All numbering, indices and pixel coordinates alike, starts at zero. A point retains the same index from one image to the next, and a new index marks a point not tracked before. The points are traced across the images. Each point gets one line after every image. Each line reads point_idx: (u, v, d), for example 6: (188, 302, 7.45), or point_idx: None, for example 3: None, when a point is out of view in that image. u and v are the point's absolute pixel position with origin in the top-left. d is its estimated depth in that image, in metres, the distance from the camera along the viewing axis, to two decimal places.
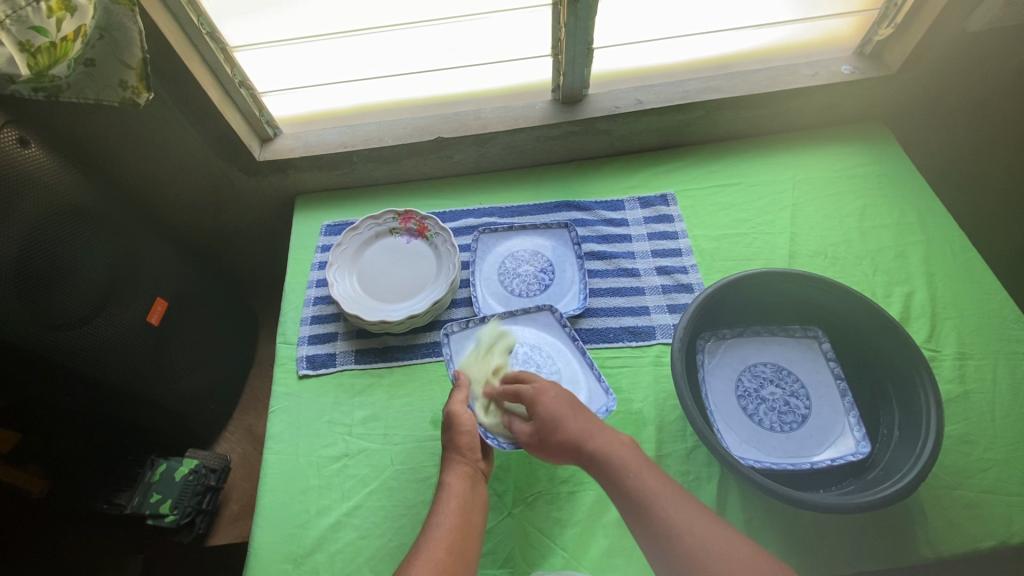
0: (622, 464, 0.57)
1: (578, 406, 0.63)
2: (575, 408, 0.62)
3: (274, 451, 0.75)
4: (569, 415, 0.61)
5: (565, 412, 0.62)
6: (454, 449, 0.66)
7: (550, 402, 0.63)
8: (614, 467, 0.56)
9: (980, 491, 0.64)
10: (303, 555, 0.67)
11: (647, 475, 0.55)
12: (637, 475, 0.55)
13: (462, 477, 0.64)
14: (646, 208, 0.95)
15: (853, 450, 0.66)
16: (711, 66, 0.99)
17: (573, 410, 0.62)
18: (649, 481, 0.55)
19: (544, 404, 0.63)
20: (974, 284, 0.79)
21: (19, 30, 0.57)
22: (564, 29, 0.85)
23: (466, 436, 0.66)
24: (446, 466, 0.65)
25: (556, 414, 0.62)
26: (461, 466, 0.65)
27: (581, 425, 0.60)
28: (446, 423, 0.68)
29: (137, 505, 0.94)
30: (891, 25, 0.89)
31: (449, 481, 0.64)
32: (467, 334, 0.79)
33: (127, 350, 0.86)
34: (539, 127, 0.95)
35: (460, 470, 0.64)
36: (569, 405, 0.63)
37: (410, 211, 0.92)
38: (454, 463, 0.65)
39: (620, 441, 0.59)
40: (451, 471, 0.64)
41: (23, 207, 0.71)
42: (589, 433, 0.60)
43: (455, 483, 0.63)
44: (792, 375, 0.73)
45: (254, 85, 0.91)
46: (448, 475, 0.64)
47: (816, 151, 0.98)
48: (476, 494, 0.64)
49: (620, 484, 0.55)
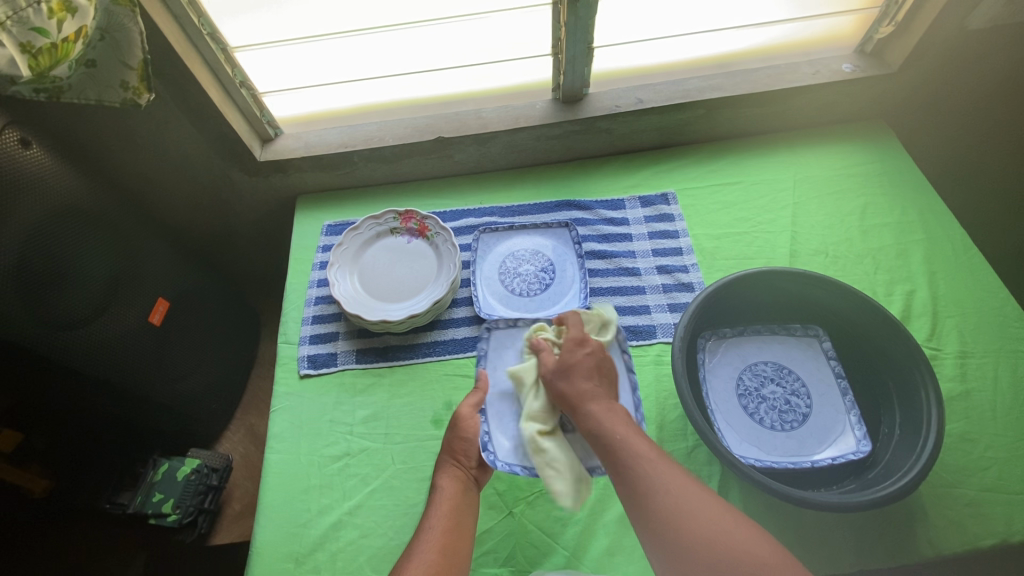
0: (611, 425, 0.60)
1: (603, 374, 0.67)
2: (598, 372, 0.67)
3: (275, 450, 0.75)
4: (591, 373, 0.66)
5: (584, 370, 0.66)
6: (450, 452, 0.67)
7: (581, 355, 0.68)
8: (601, 425, 0.60)
9: (980, 490, 0.64)
10: (304, 554, 0.67)
11: (634, 438, 0.58)
12: (625, 437, 0.59)
13: (455, 480, 0.65)
14: (646, 207, 0.95)
15: (853, 448, 0.66)
16: (712, 65, 0.99)
17: (593, 374, 0.66)
18: (634, 443, 0.58)
19: (573, 354, 0.68)
20: (975, 283, 0.79)
21: (20, 31, 0.57)
22: (563, 28, 0.85)
23: (463, 441, 0.67)
24: (440, 468, 0.66)
25: (577, 366, 0.67)
26: (455, 469, 0.66)
27: (592, 386, 0.65)
28: (452, 422, 0.69)
29: (138, 504, 0.95)
30: (892, 23, 0.89)
31: (442, 483, 0.64)
32: (512, 333, 0.79)
33: (129, 349, 0.86)
34: (539, 127, 0.96)
35: (453, 473, 0.65)
36: (593, 368, 0.67)
37: (411, 211, 0.92)
38: (447, 466, 0.66)
39: (614, 411, 0.62)
40: (445, 474, 0.65)
41: (26, 207, 0.71)
42: (592, 395, 0.64)
43: (449, 485, 0.64)
44: (793, 374, 0.73)
45: (254, 85, 0.91)
46: (441, 478, 0.65)
47: (817, 150, 0.98)
48: (468, 498, 0.64)
49: (605, 442, 0.59)
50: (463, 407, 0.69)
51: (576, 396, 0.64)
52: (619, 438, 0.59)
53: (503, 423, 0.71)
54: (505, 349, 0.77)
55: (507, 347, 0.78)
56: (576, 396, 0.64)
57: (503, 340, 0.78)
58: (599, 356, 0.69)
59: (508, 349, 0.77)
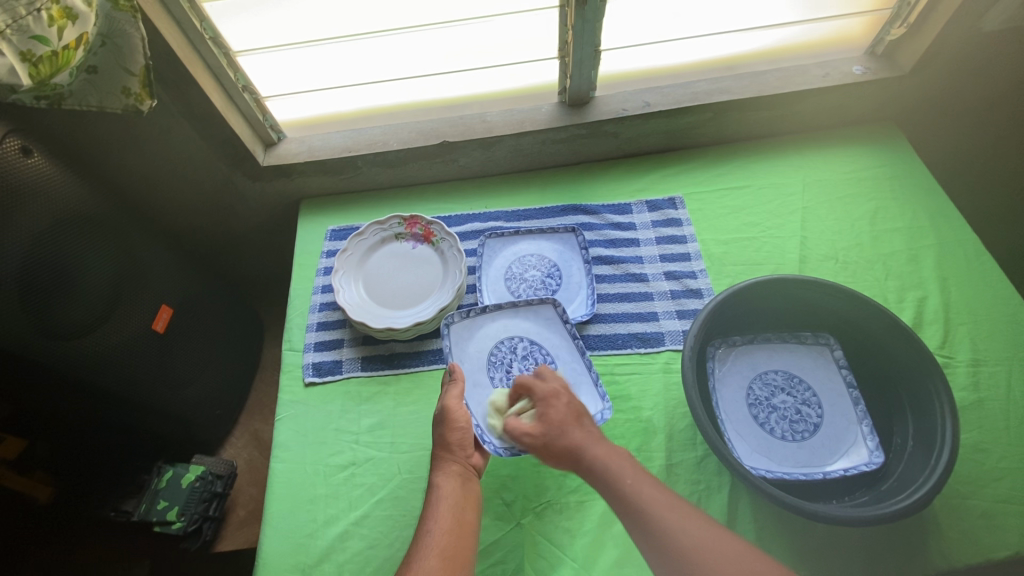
0: (617, 468, 0.57)
1: (587, 418, 0.63)
2: (584, 418, 0.63)
3: (281, 459, 0.75)
4: (576, 422, 0.62)
5: (569, 420, 0.62)
6: (443, 447, 0.66)
7: (559, 407, 0.63)
8: (609, 471, 0.57)
9: (994, 501, 0.63)
10: (311, 565, 0.66)
11: (640, 478, 0.56)
12: (634, 483, 0.56)
13: (451, 474, 0.64)
14: (654, 211, 0.94)
15: (866, 460, 0.65)
16: (721, 67, 0.97)
17: (580, 420, 0.62)
18: (642, 487, 0.55)
19: (554, 411, 0.63)
20: (988, 289, 0.78)
21: (20, 40, 0.56)
22: (571, 31, 0.83)
23: (456, 433, 0.66)
24: (436, 466, 0.65)
25: (562, 421, 0.62)
26: (451, 464, 0.65)
27: (583, 432, 0.61)
28: (438, 417, 0.67)
29: (143, 512, 0.95)
30: (904, 25, 0.88)
31: (439, 480, 0.63)
32: (467, 323, 0.78)
33: (130, 359, 0.85)
34: (546, 131, 0.94)
35: (450, 470, 0.64)
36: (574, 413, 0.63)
37: (416, 216, 0.92)
38: (444, 463, 0.65)
39: (618, 451, 0.59)
40: (441, 472, 0.64)
41: (27, 217, 0.70)
42: (591, 441, 0.60)
43: (447, 483, 0.63)
44: (804, 383, 0.72)
45: (258, 89, 0.90)
46: (437, 474, 0.64)
47: (827, 153, 0.97)
48: (467, 491, 0.63)
49: (613, 486, 0.56)
50: (449, 401, 0.67)
51: (573, 450, 0.60)
52: (628, 483, 0.56)
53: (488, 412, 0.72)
54: (469, 338, 0.78)
55: (469, 336, 0.78)
56: (575, 449, 0.59)
57: (462, 331, 0.78)
58: (575, 401, 0.64)
59: (472, 336, 0.78)
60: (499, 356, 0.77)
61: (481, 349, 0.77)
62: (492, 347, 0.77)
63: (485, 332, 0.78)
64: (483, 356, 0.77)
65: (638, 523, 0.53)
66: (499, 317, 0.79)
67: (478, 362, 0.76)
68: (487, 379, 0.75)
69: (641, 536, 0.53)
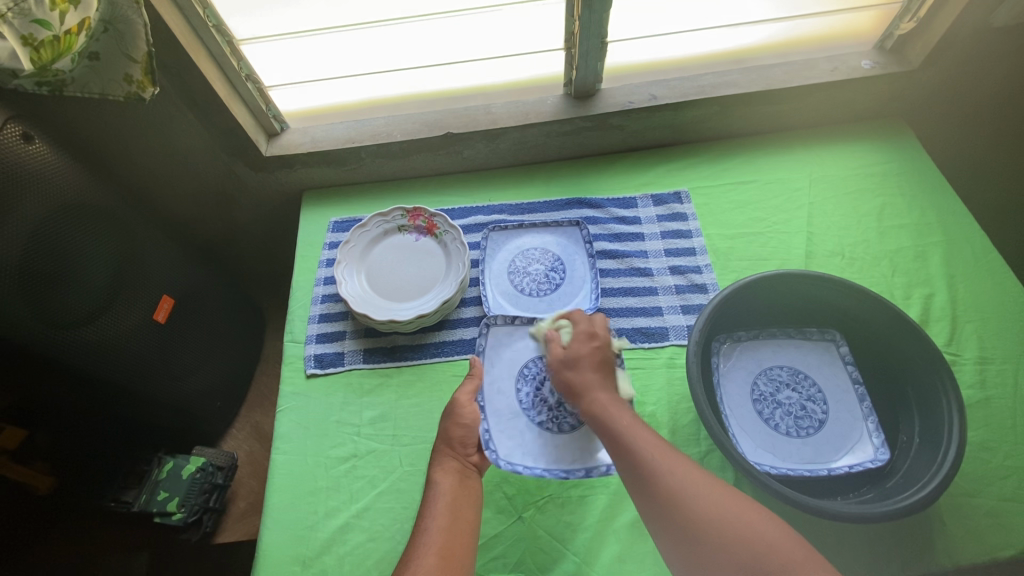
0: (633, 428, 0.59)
1: (609, 368, 0.67)
2: (605, 368, 0.66)
3: (282, 451, 0.74)
4: (593, 367, 0.66)
5: (589, 365, 0.66)
6: (445, 442, 0.66)
7: (587, 348, 0.67)
8: (606, 414, 0.61)
9: (1000, 499, 0.62)
10: (311, 557, 0.66)
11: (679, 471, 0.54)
12: (628, 423, 0.59)
13: (451, 471, 0.63)
14: (659, 205, 0.93)
15: (871, 457, 0.64)
16: (727, 61, 0.97)
17: (600, 368, 0.66)
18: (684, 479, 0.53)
19: (581, 347, 0.68)
20: (995, 286, 0.78)
21: (22, 24, 0.55)
22: (576, 22, 0.82)
23: (460, 430, 0.66)
24: (436, 462, 0.65)
25: (582, 359, 0.67)
26: (450, 460, 0.64)
27: (596, 379, 0.65)
28: (448, 411, 0.68)
29: (144, 503, 0.95)
30: (914, 19, 0.87)
31: (438, 477, 0.63)
32: (510, 332, 0.77)
33: (132, 349, 0.85)
34: (551, 123, 0.93)
35: (449, 467, 0.64)
36: (600, 361, 0.67)
37: (419, 208, 0.91)
38: (445, 460, 0.64)
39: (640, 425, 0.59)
40: (439, 469, 0.64)
41: (29, 204, 0.69)
42: (597, 388, 0.64)
43: (445, 479, 0.62)
44: (809, 379, 0.72)
45: (260, 78, 0.90)
46: (437, 471, 0.63)
47: (833, 148, 0.96)
48: (468, 488, 0.63)
49: (603, 420, 0.61)
50: (461, 394, 0.68)
51: (579, 388, 0.65)
52: (620, 425, 0.60)
53: (502, 421, 0.71)
54: (505, 346, 0.76)
55: (508, 344, 0.76)
56: (580, 387, 0.65)
57: (502, 337, 0.77)
58: (606, 349, 0.68)
59: (508, 347, 0.76)
60: (532, 372, 0.74)
61: (515, 361, 0.75)
62: (525, 361, 0.75)
63: (525, 345, 0.76)
64: (515, 367, 0.75)
65: (635, 474, 0.55)
66: None
67: (507, 369, 0.75)
68: (514, 389, 0.73)
69: (625, 469, 0.57)
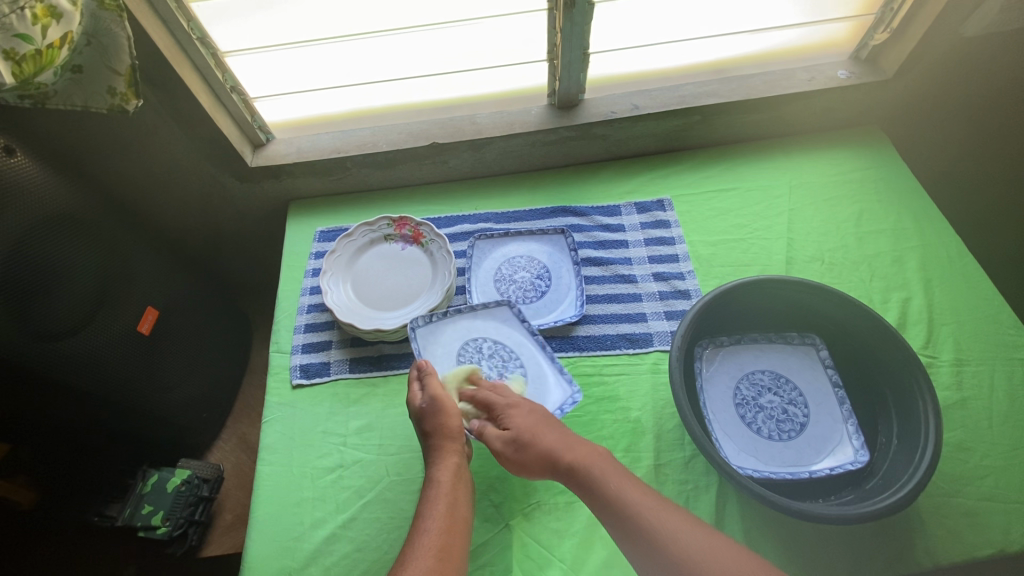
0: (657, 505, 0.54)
1: (551, 421, 0.66)
2: (548, 421, 0.65)
3: (267, 462, 0.74)
4: (544, 428, 0.64)
5: (539, 425, 0.64)
6: (444, 436, 0.65)
7: (521, 418, 0.66)
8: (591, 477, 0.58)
9: (978, 499, 0.63)
10: (297, 569, 0.66)
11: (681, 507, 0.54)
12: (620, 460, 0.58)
13: (450, 468, 0.63)
14: (643, 213, 0.94)
15: (852, 458, 0.65)
16: (708, 71, 0.98)
17: (547, 425, 0.65)
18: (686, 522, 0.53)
19: (517, 419, 0.66)
20: (970, 290, 0.79)
21: (3, 39, 0.55)
22: (559, 34, 0.84)
23: (454, 419, 0.66)
24: (435, 458, 0.64)
25: (530, 427, 0.64)
26: (450, 455, 0.64)
27: (558, 435, 0.63)
28: (434, 405, 0.66)
29: (127, 517, 0.95)
30: (888, 30, 0.89)
31: (438, 475, 0.63)
32: (433, 327, 0.78)
33: (116, 360, 0.84)
34: (536, 133, 0.95)
35: (449, 464, 0.63)
36: (541, 422, 0.65)
37: (405, 217, 0.91)
38: (446, 456, 0.64)
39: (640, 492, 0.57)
40: (439, 466, 0.63)
41: (11, 216, 0.69)
42: (564, 446, 0.62)
43: (445, 477, 0.62)
44: (790, 383, 0.73)
45: (246, 90, 0.90)
46: (435, 471, 0.63)
47: (812, 156, 0.98)
48: (464, 485, 0.63)
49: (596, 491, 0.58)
50: (435, 391, 0.67)
51: (549, 453, 0.62)
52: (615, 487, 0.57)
53: None
54: (433, 341, 0.77)
55: (435, 339, 0.77)
56: (548, 453, 0.62)
57: (428, 335, 0.77)
58: (534, 409, 0.67)
59: (436, 340, 0.77)
60: (466, 356, 0.76)
61: (448, 351, 0.76)
62: (457, 349, 0.77)
63: (450, 334, 0.78)
64: (451, 355, 0.76)
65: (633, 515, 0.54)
66: (461, 320, 0.79)
67: (445, 362, 0.76)
68: None
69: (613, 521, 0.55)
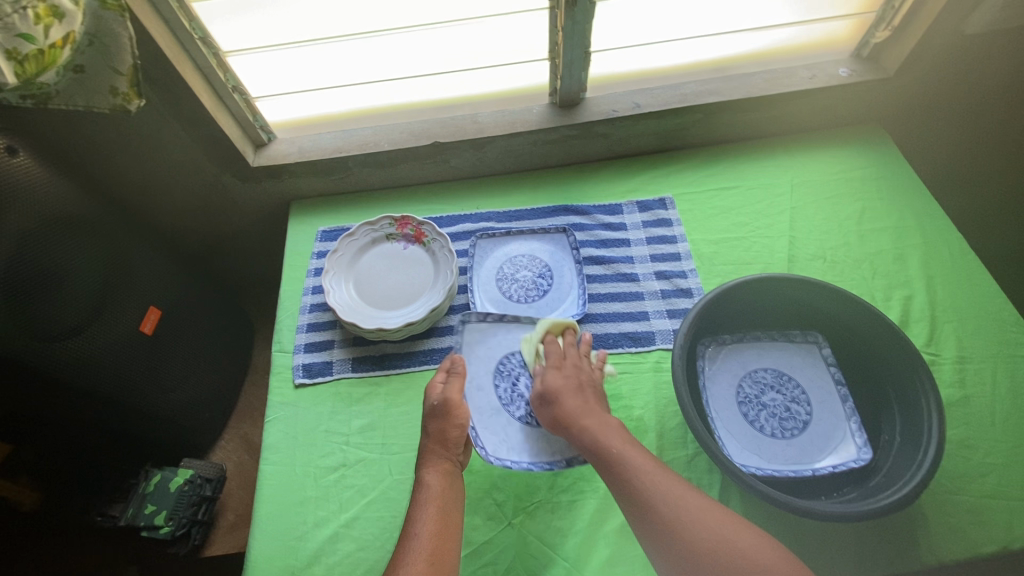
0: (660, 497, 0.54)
1: (592, 391, 0.67)
2: (592, 394, 0.66)
3: (270, 461, 0.74)
4: (579, 395, 0.66)
5: (569, 391, 0.66)
6: (438, 441, 0.65)
7: (567, 379, 0.67)
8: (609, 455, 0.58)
9: (981, 496, 0.63)
10: (300, 568, 0.66)
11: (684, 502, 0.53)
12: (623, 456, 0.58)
13: (440, 472, 0.63)
14: (644, 212, 0.94)
15: (854, 456, 0.65)
16: (710, 69, 0.98)
17: (581, 394, 0.66)
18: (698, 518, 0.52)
19: (561, 377, 0.68)
20: (972, 287, 0.79)
21: (6, 37, 0.55)
22: (560, 32, 0.84)
23: (454, 429, 0.66)
24: (427, 461, 0.64)
25: (562, 391, 0.66)
26: (442, 460, 0.64)
27: (583, 407, 0.64)
28: (437, 409, 0.66)
29: (130, 516, 0.92)
30: (888, 28, 0.89)
31: (429, 479, 0.62)
32: (484, 326, 0.78)
33: (119, 360, 0.84)
34: (537, 131, 0.95)
35: (440, 468, 0.63)
36: (581, 389, 0.66)
37: (407, 217, 0.91)
38: (436, 460, 0.64)
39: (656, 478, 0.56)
40: (430, 470, 0.63)
41: (14, 216, 0.70)
42: (584, 413, 0.63)
43: (435, 480, 0.62)
44: (793, 380, 0.73)
45: (248, 90, 0.90)
46: (426, 474, 0.63)
47: (814, 154, 0.98)
48: (456, 489, 0.63)
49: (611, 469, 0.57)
50: (450, 394, 0.67)
51: (568, 417, 0.63)
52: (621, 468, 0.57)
53: (485, 418, 0.72)
54: (479, 342, 0.77)
55: (483, 340, 0.77)
56: (567, 417, 0.63)
57: (476, 334, 0.78)
58: (588, 378, 0.68)
59: (483, 342, 0.77)
60: (507, 368, 0.75)
61: (492, 355, 0.76)
62: (500, 355, 0.76)
63: (498, 342, 0.77)
64: (492, 363, 0.76)
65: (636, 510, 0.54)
66: (511, 329, 0.78)
67: (484, 366, 0.76)
68: (492, 385, 0.74)
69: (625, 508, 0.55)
